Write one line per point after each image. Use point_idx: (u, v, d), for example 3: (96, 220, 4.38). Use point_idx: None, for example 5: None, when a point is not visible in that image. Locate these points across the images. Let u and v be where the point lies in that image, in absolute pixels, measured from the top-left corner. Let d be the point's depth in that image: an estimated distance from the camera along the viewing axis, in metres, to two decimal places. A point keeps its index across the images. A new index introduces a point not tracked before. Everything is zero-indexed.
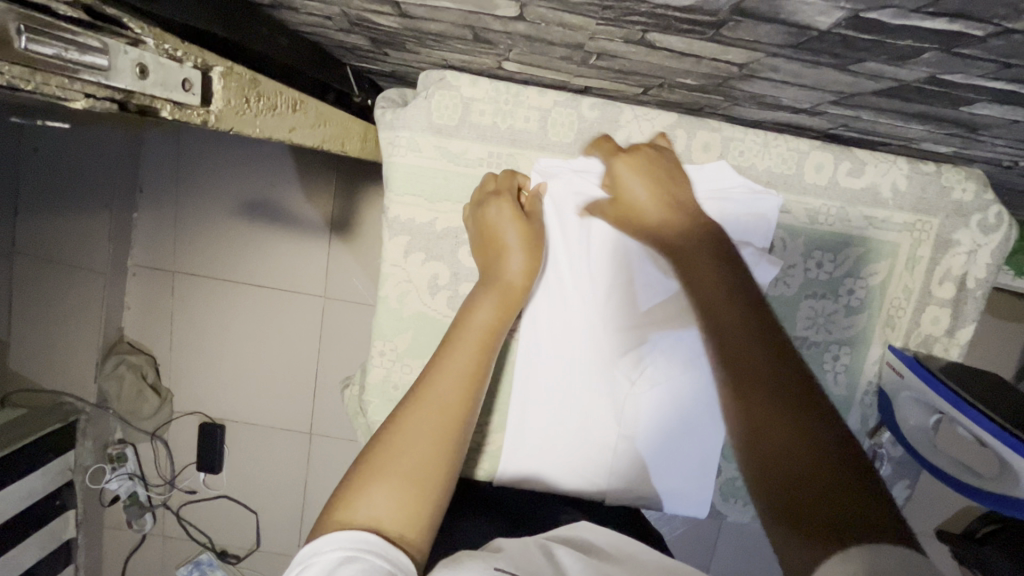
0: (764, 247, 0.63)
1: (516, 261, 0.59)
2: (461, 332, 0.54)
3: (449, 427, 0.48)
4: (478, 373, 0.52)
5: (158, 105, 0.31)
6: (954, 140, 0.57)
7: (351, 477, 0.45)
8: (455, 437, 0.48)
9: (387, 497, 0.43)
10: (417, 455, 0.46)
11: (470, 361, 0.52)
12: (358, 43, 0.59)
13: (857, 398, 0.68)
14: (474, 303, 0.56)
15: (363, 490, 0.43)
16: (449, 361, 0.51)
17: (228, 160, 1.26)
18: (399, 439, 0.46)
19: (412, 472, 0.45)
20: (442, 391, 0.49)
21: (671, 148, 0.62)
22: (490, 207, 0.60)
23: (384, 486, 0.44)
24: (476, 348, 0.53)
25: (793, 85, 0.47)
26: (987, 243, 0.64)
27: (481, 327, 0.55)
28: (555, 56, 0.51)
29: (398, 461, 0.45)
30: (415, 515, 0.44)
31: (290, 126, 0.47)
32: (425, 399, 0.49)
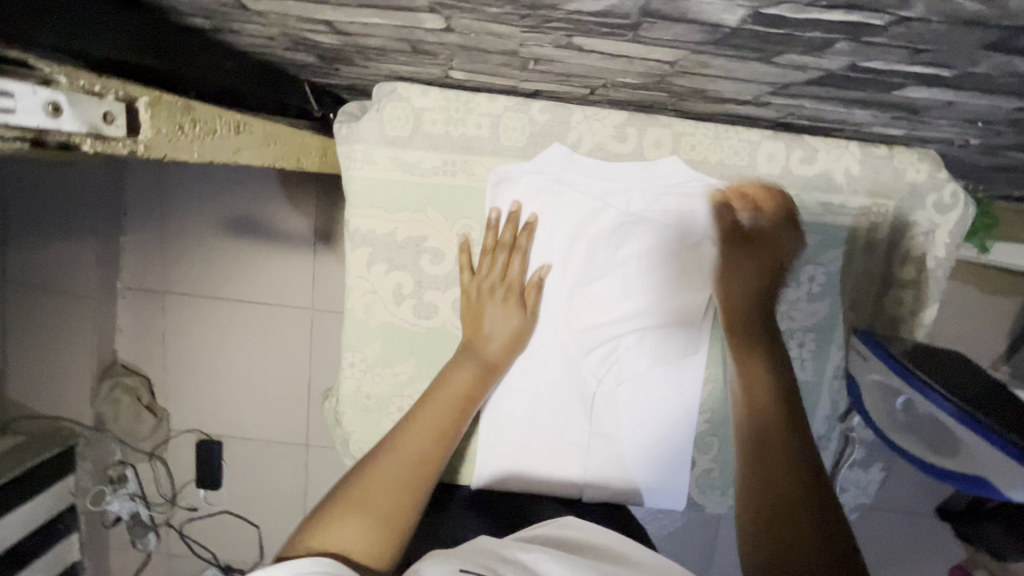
0: (721, 238, 0.63)
1: (500, 327, 0.64)
2: (440, 389, 0.61)
3: (421, 479, 0.56)
4: (448, 434, 0.60)
5: (77, 140, 0.31)
6: (901, 122, 0.57)
7: (329, 505, 0.53)
8: (422, 489, 0.56)
9: (358, 528, 0.51)
10: (389, 498, 0.54)
11: (444, 421, 0.60)
12: (307, 60, 0.60)
13: (825, 382, 0.68)
14: (455, 364, 0.63)
15: (340, 521, 0.51)
16: (424, 418, 0.59)
17: (209, 180, 1.27)
18: (375, 480, 0.54)
19: (385, 510, 0.53)
20: (416, 448, 0.57)
21: (624, 146, 0.63)
22: (490, 296, 0.64)
23: (360, 516, 0.51)
24: (452, 408, 0.61)
25: (728, 79, 0.48)
26: (944, 223, 0.64)
27: (457, 389, 0.62)
28: (495, 63, 0.52)
29: (373, 498, 0.53)
30: (385, 547, 0.51)
31: (234, 148, 0.48)
32: (400, 452, 0.57)
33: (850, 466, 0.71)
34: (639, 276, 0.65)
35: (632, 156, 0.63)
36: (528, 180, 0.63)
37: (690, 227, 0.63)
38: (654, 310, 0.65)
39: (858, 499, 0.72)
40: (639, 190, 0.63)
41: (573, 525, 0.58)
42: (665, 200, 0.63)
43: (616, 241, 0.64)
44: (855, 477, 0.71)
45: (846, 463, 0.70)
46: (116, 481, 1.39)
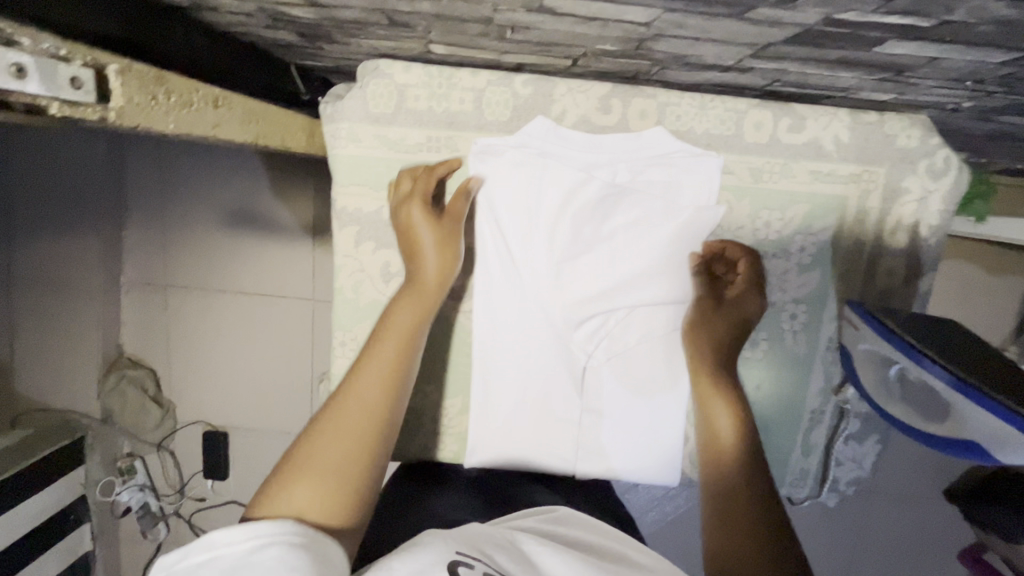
0: (707, 208, 0.63)
1: (426, 236, 0.61)
2: (386, 330, 0.56)
3: (375, 424, 0.50)
4: (403, 369, 0.54)
5: (44, 103, 0.32)
6: (889, 85, 0.56)
7: (275, 476, 0.46)
8: (377, 435, 0.50)
9: (309, 489, 0.45)
10: (341, 450, 0.48)
11: (393, 359, 0.54)
12: (289, 39, 0.60)
13: (818, 355, 0.67)
14: (398, 304, 0.58)
15: (288, 487, 0.45)
16: (370, 363, 0.53)
17: (205, 171, 1.28)
18: (322, 437, 0.48)
19: (337, 465, 0.47)
20: (363, 394, 0.51)
21: (608, 118, 0.62)
22: (413, 206, 0.61)
23: (307, 478, 0.46)
24: (399, 347, 0.55)
25: (705, 41, 0.47)
26: (937, 189, 0.63)
27: (405, 327, 0.56)
28: (472, 34, 0.52)
29: (321, 457, 0.47)
30: (343, 506, 0.46)
31: (213, 122, 0.48)
32: (348, 400, 0.50)
33: (845, 440, 0.70)
34: (626, 246, 0.64)
35: (616, 128, 0.63)
36: (514, 154, 0.63)
37: (676, 199, 0.63)
38: (642, 282, 0.65)
39: (854, 473, 0.72)
40: (624, 162, 0.63)
41: (563, 517, 0.59)
42: (650, 171, 0.63)
43: (603, 210, 0.63)
44: (851, 451, 0.71)
45: (841, 436, 0.70)
46: (126, 472, 1.39)
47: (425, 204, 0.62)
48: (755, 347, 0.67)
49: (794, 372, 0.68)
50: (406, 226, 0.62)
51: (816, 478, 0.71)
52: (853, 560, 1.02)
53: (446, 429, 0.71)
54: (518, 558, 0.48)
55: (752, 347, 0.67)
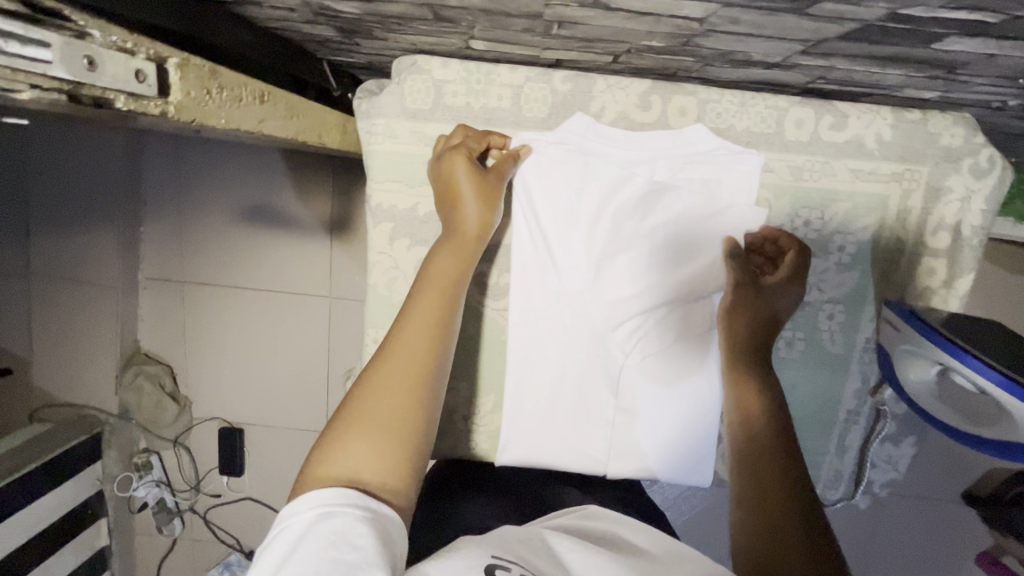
0: (748, 204, 0.63)
1: (466, 187, 0.58)
2: (425, 283, 0.53)
3: (423, 376, 0.48)
4: (445, 321, 0.52)
5: (111, 97, 0.31)
6: (936, 83, 0.55)
7: (326, 438, 0.45)
8: (426, 387, 0.48)
9: (362, 447, 0.44)
10: (391, 404, 0.46)
11: (437, 311, 0.52)
12: (328, 34, 0.60)
13: (855, 355, 0.67)
14: (436, 254, 0.56)
15: (340, 445, 0.44)
16: (412, 316, 0.51)
17: (225, 167, 1.28)
18: (370, 394, 0.46)
19: (389, 420, 0.45)
20: (407, 346, 0.49)
21: (647, 116, 0.62)
22: (455, 159, 0.59)
23: (359, 437, 0.44)
24: (441, 298, 0.53)
25: (757, 37, 0.47)
26: (980, 189, 0.62)
27: (445, 279, 0.54)
28: (517, 29, 0.51)
29: (372, 415, 0.45)
30: (398, 461, 0.45)
31: (259, 118, 0.48)
32: (393, 355, 0.48)
33: (880, 441, 0.70)
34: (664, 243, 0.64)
35: (655, 126, 0.62)
36: (552, 151, 0.63)
37: (715, 196, 0.62)
38: (681, 278, 0.64)
39: (888, 475, 0.71)
40: (663, 160, 0.62)
41: (595, 513, 0.56)
42: (689, 169, 0.62)
43: (641, 207, 0.63)
44: (886, 453, 0.70)
45: (876, 438, 0.69)
46: (142, 468, 1.41)
47: (469, 158, 0.59)
48: (792, 347, 0.67)
49: (831, 372, 0.67)
50: (447, 175, 0.59)
51: (851, 479, 0.71)
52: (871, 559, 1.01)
53: (478, 428, 0.71)
54: (550, 554, 0.47)
55: (788, 346, 0.67)
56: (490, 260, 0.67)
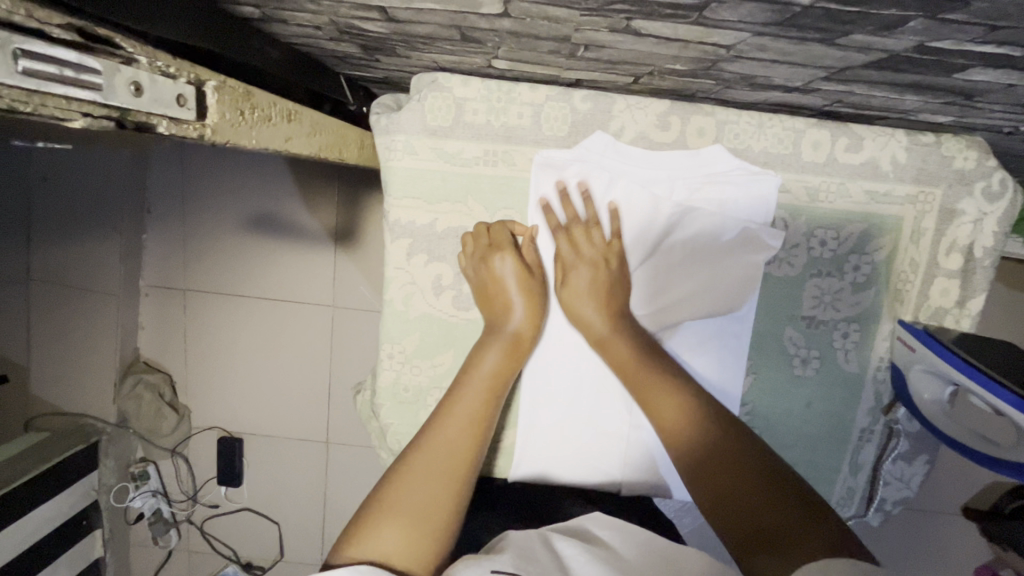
0: (764, 223, 0.63)
1: (513, 294, 0.63)
2: (468, 378, 0.59)
3: (458, 472, 0.53)
4: (483, 419, 0.57)
5: (154, 121, 0.31)
6: (952, 108, 0.56)
7: (361, 518, 0.49)
8: (459, 479, 0.53)
9: (394, 532, 0.47)
10: (425, 494, 0.50)
11: (477, 409, 0.57)
12: (349, 51, 0.60)
13: (869, 374, 0.67)
14: (482, 349, 0.61)
15: (372, 531, 0.47)
16: (455, 409, 0.56)
17: (231, 177, 1.28)
18: (409, 478, 0.51)
19: (424, 504, 0.49)
20: (449, 442, 0.54)
21: (666, 135, 0.62)
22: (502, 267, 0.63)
23: (390, 523, 0.48)
24: (483, 395, 0.58)
25: (782, 63, 0.47)
26: (992, 212, 0.63)
27: (489, 375, 0.59)
28: (543, 51, 0.52)
29: (407, 501, 0.49)
30: (426, 548, 0.48)
31: (286, 136, 0.48)
32: (433, 446, 0.53)
33: (893, 459, 0.70)
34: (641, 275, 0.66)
35: (673, 146, 0.62)
36: (572, 167, 0.63)
37: (735, 215, 0.63)
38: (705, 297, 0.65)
39: (901, 494, 0.71)
40: (683, 178, 0.63)
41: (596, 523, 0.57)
42: (707, 189, 0.63)
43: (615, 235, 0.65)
44: (898, 470, 0.70)
45: (888, 456, 0.69)
46: (138, 478, 1.39)
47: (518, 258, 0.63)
48: (807, 366, 0.67)
49: (844, 391, 0.68)
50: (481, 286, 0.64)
51: (863, 497, 0.71)
52: (876, 557, 1.12)
53: (492, 445, 0.70)
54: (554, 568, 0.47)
55: (802, 364, 0.67)
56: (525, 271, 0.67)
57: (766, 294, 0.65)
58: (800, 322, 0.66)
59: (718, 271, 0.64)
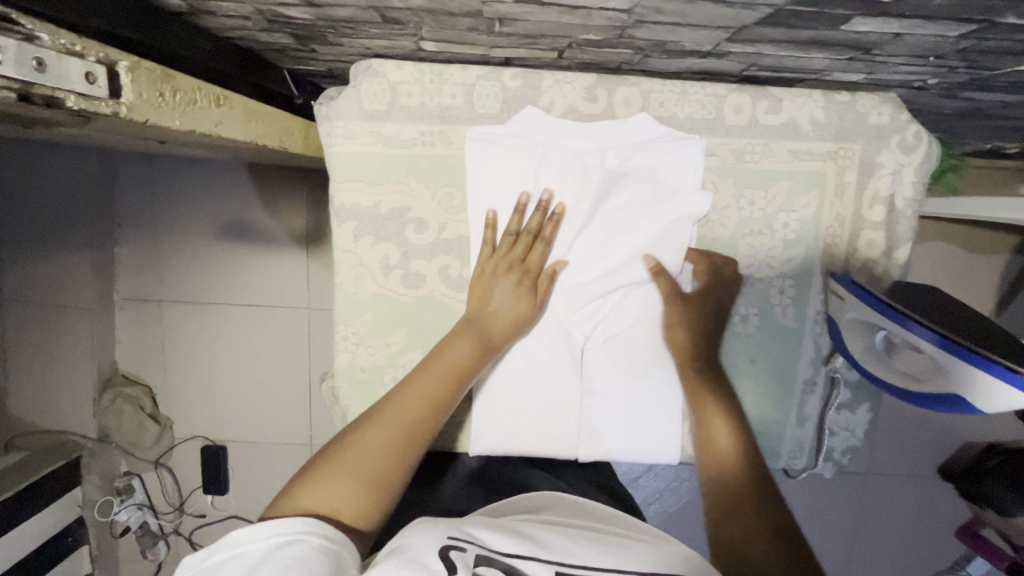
0: (694, 189, 0.66)
1: (502, 290, 0.65)
2: (436, 359, 0.61)
3: (410, 446, 0.56)
4: (442, 400, 0.59)
5: (62, 95, 0.33)
6: (856, 65, 0.59)
7: (309, 471, 0.53)
8: (409, 452, 0.56)
9: (338, 491, 0.52)
10: (372, 460, 0.54)
11: (438, 390, 0.59)
12: (283, 43, 0.62)
13: (807, 328, 0.70)
14: (455, 338, 0.63)
15: (314, 483, 0.52)
16: (417, 386, 0.59)
17: (197, 184, 1.29)
18: (360, 443, 0.54)
19: (368, 471, 0.53)
20: (406, 418, 0.57)
21: (594, 107, 0.65)
22: (505, 273, 0.65)
23: (336, 481, 0.52)
24: (447, 376, 0.60)
25: (685, 26, 0.50)
26: (909, 163, 0.66)
27: (455, 361, 0.61)
28: (462, 28, 0.54)
29: (352, 459, 0.53)
30: (367, 507, 0.53)
31: (216, 121, 0.50)
32: (390, 419, 0.56)
33: (837, 409, 0.72)
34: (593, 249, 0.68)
35: (602, 117, 0.65)
36: (505, 141, 0.65)
37: (665, 181, 0.66)
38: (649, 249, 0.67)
39: (848, 442, 0.74)
40: (613, 147, 0.65)
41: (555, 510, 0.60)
42: (638, 156, 0.65)
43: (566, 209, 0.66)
44: (843, 420, 0.73)
45: (832, 406, 0.72)
46: (122, 492, 1.38)
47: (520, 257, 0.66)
48: (747, 323, 0.70)
49: (785, 344, 0.70)
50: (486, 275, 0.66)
51: (812, 448, 0.73)
52: (855, 519, 1.16)
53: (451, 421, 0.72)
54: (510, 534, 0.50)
55: (742, 321, 0.70)
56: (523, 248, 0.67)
57: (700, 254, 0.68)
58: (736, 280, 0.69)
59: (650, 218, 0.66)
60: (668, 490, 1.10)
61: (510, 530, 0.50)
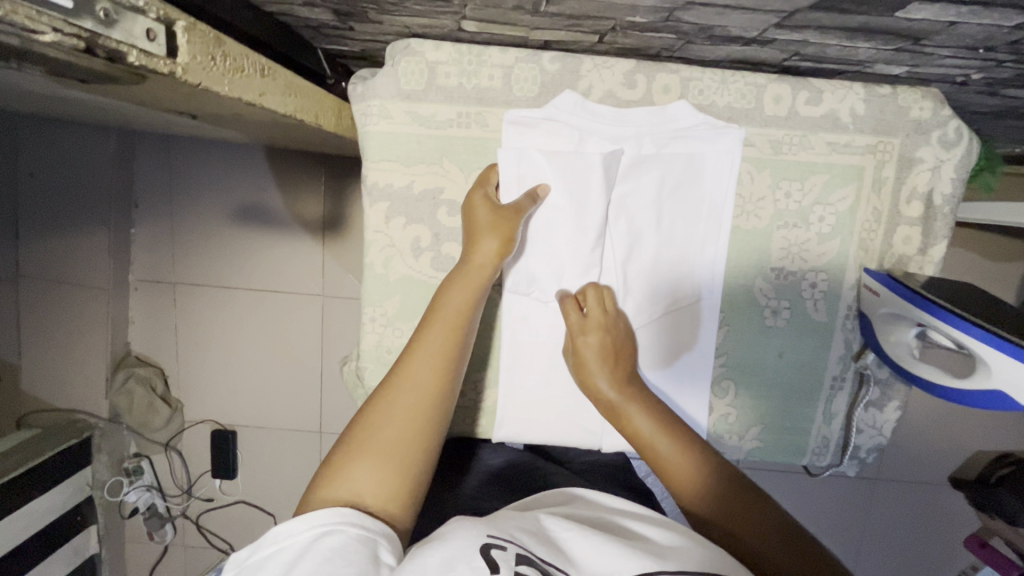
0: (730, 182, 0.66)
1: (487, 245, 0.61)
2: (436, 315, 0.57)
3: (429, 407, 0.52)
4: (453, 356, 0.56)
5: (125, 51, 0.33)
6: (903, 56, 0.58)
7: (330, 463, 0.48)
8: (432, 412, 0.52)
9: (364, 474, 0.47)
10: (394, 430, 0.49)
11: (446, 347, 0.55)
12: (324, 19, 0.61)
13: (838, 322, 0.69)
14: (449, 289, 0.59)
15: (343, 471, 0.47)
16: (428, 344, 0.55)
17: (214, 167, 1.29)
18: (380, 416, 0.50)
19: (391, 446, 0.49)
20: (420, 379, 0.53)
21: (632, 93, 0.64)
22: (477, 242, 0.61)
23: (361, 463, 0.47)
24: (451, 329, 0.56)
25: (734, 9, 0.49)
26: (949, 159, 0.65)
27: (457, 310, 0.58)
28: (507, 7, 0.54)
29: (379, 439, 0.49)
30: (396, 489, 0.47)
31: (260, 90, 0.50)
32: (404, 381, 0.52)
33: (865, 407, 0.72)
34: (617, 247, 0.67)
35: (640, 104, 0.65)
36: (541, 124, 0.65)
37: (700, 169, 0.65)
38: (691, 238, 0.67)
39: (874, 440, 0.73)
40: (649, 134, 0.65)
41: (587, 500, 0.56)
42: (676, 144, 0.65)
43: (577, 214, 0.65)
44: (870, 417, 0.72)
45: (860, 404, 0.71)
46: (132, 473, 1.38)
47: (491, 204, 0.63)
48: (777, 316, 0.69)
49: (815, 339, 0.70)
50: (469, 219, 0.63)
51: (837, 445, 0.73)
52: (866, 523, 1.16)
53: (475, 406, 0.72)
54: (543, 535, 0.46)
55: (772, 314, 0.69)
56: (558, 236, 0.66)
57: (730, 245, 0.67)
58: (769, 272, 0.68)
59: (698, 201, 0.66)
60: None
61: (540, 530, 0.47)
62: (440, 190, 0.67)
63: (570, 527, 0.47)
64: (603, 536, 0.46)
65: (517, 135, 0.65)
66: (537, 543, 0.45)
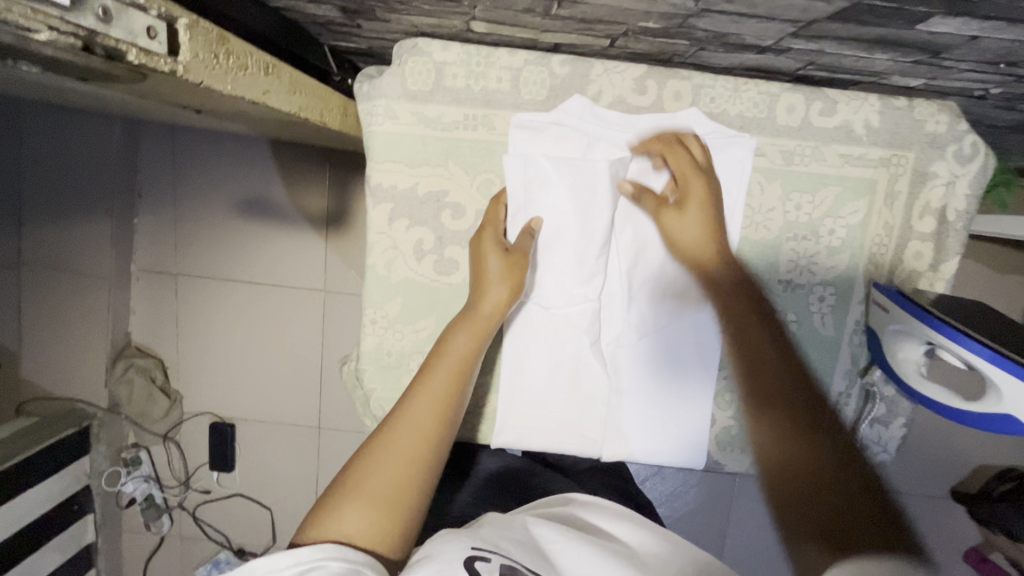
0: (740, 192, 0.64)
1: (493, 292, 0.60)
2: (439, 359, 0.56)
3: (425, 454, 0.50)
4: (453, 402, 0.54)
5: (124, 49, 0.32)
6: (921, 69, 0.57)
7: (323, 504, 0.47)
8: (428, 459, 0.50)
9: (356, 518, 0.46)
10: (388, 475, 0.48)
11: (447, 393, 0.54)
12: (331, 16, 0.60)
13: (845, 337, 0.68)
14: (454, 333, 0.58)
15: (335, 512, 0.46)
16: (429, 387, 0.54)
17: (219, 159, 1.28)
18: (375, 460, 0.49)
19: (384, 491, 0.47)
20: (418, 422, 0.51)
21: (643, 99, 0.63)
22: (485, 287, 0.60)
23: (353, 507, 0.46)
24: (453, 375, 0.55)
25: (750, 18, 0.48)
26: (964, 174, 0.64)
27: (459, 356, 0.57)
28: (518, 9, 0.53)
29: (372, 482, 0.47)
30: (388, 534, 0.46)
31: (264, 89, 0.49)
32: (402, 425, 0.51)
33: (869, 423, 0.71)
34: (622, 257, 0.66)
35: (650, 110, 0.64)
36: (549, 128, 0.64)
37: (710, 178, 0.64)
38: None
39: (877, 456, 0.72)
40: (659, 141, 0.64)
41: (583, 503, 0.55)
42: None
43: (583, 221, 0.64)
44: (875, 433, 0.71)
45: (864, 419, 0.70)
46: (130, 463, 1.39)
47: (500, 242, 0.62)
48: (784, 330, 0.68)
49: (821, 353, 0.69)
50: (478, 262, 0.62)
51: None
52: None
53: (475, 412, 0.71)
54: (534, 546, 0.46)
55: None
56: (563, 240, 0.65)
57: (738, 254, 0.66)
58: (776, 285, 0.67)
59: None
60: (676, 493, 1.10)
61: (531, 540, 0.46)
62: (444, 193, 0.66)
63: (562, 536, 0.47)
64: (594, 551, 0.45)
65: (524, 139, 0.64)
66: (527, 554, 0.44)
